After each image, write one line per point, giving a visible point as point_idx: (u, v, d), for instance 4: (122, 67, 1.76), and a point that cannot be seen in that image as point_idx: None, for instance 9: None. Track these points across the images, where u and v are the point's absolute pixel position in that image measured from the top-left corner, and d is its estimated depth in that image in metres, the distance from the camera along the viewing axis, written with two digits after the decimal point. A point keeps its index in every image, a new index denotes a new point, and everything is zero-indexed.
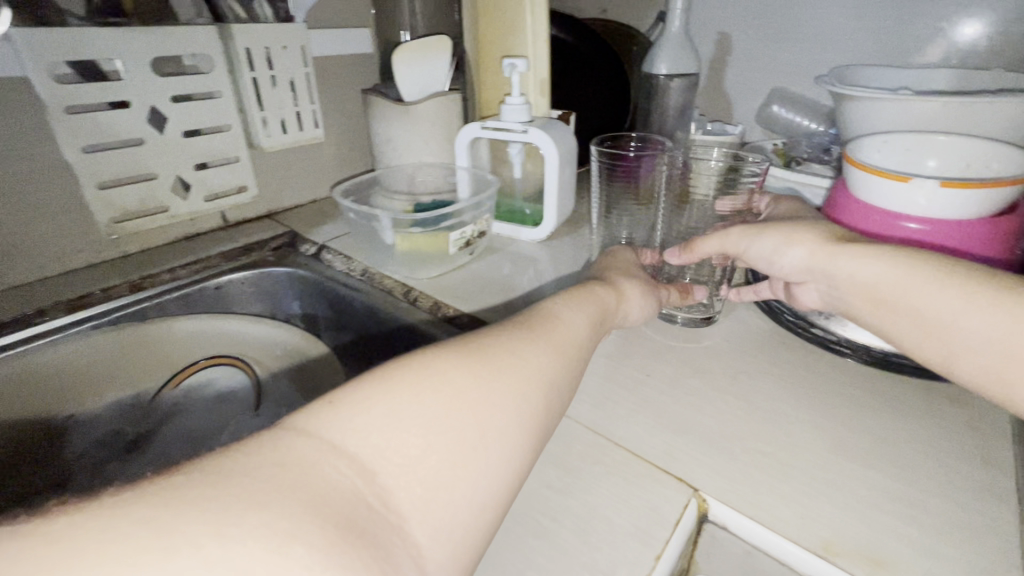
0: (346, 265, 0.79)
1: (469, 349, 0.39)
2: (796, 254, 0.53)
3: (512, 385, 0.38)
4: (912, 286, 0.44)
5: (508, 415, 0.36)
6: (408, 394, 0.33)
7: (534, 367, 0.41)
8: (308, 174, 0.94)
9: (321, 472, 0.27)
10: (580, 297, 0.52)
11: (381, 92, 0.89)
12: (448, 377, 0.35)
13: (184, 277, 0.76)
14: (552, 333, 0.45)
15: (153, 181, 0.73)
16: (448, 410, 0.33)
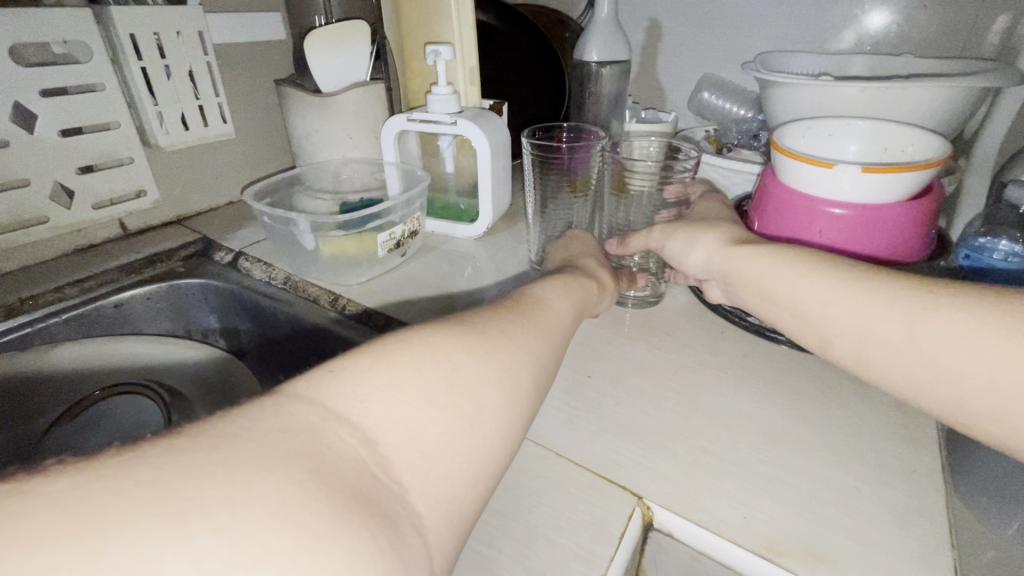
0: (266, 273, 0.73)
1: (466, 323, 0.37)
2: (698, 254, 0.56)
3: (511, 358, 0.36)
4: (787, 278, 0.46)
5: (509, 386, 0.34)
6: (409, 364, 0.31)
7: (529, 341, 0.39)
8: (219, 174, 0.86)
9: (329, 439, 0.26)
10: (567, 285, 0.52)
11: (296, 83, 0.82)
12: (448, 348, 0.33)
13: (73, 296, 0.67)
14: (539, 316, 0.43)
15: (24, 189, 0.64)
16: (448, 381, 0.31)
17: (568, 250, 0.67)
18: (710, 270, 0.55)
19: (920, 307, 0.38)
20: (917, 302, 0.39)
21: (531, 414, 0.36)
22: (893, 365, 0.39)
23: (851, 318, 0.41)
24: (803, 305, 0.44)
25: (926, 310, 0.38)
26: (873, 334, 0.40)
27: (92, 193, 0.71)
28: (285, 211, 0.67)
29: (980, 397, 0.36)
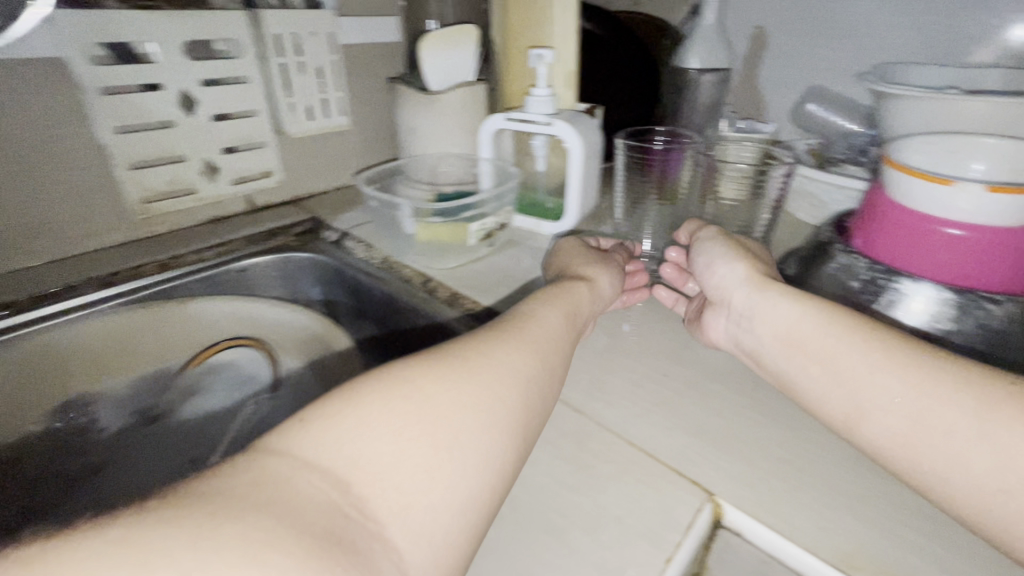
0: (367, 253, 0.80)
1: (444, 355, 0.39)
2: (733, 279, 0.53)
3: (486, 385, 0.38)
4: (817, 330, 0.45)
5: (484, 414, 0.36)
6: (379, 404, 0.33)
7: (508, 364, 0.41)
8: (334, 163, 0.95)
9: (299, 484, 0.28)
10: (560, 299, 0.52)
11: (407, 81, 0.89)
12: (421, 384, 0.36)
13: (209, 259, 0.77)
14: (524, 333, 0.45)
15: (181, 163, 0.75)
16: (419, 416, 0.34)
17: (559, 254, 0.66)
18: (739, 304, 0.52)
19: (945, 381, 0.38)
20: (945, 375, 0.38)
21: (519, 431, 0.38)
22: (920, 444, 0.38)
23: (883, 384, 0.40)
24: (836, 364, 0.43)
25: (954, 387, 0.38)
26: (902, 410, 0.39)
27: (231, 172, 0.81)
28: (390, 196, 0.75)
29: (1013, 488, 0.34)
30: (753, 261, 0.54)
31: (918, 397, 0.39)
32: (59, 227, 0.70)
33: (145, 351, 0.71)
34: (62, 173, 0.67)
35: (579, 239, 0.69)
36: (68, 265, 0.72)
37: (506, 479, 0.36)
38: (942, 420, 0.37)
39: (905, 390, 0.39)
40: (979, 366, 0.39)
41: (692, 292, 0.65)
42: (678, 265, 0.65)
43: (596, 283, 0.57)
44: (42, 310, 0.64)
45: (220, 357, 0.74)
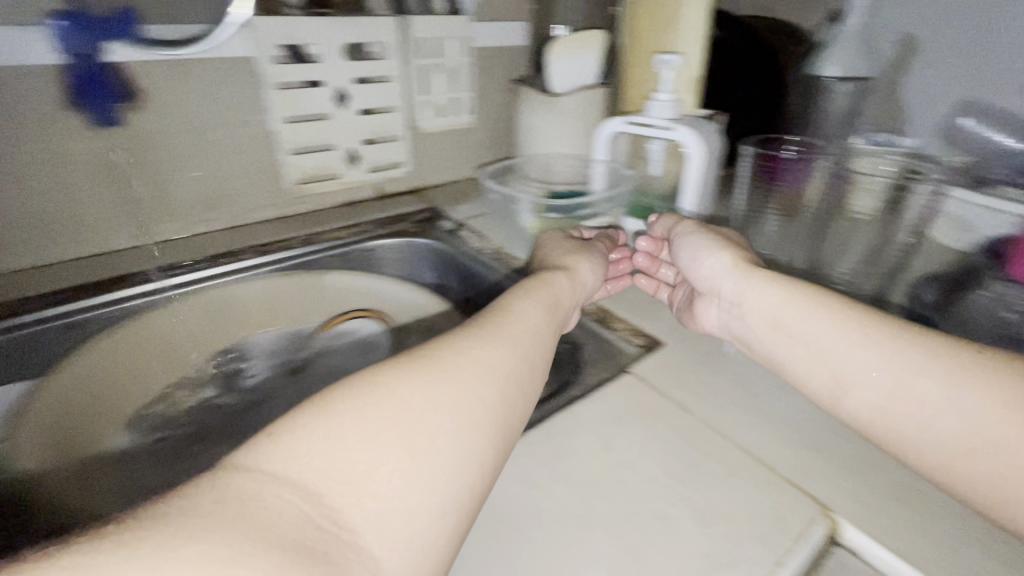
0: (480, 243, 0.85)
1: (419, 358, 0.39)
2: (720, 269, 0.58)
3: (462, 384, 0.38)
4: (800, 313, 0.51)
5: (461, 414, 0.36)
6: (352, 412, 0.33)
7: (486, 362, 0.40)
8: (456, 158, 1.02)
9: (267, 497, 0.28)
10: (535, 294, 0.52)
11: (531, 83, 0.93)
12: (394, 388, 0.35)
13: (344, 238, 0.87)
14: (501, 329, 0.45)
15: (329, 152, 0.85)
16: (393, 420, 0.34)
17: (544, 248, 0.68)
18: (732, 295, 0.56)
19: (914, 353, 0.44)
20: (914, 346, 0.44)
21: (499, 425, 0.38)
22: (907, 417, 0.43)
23: (861, 362, 0.46)
24: (820, 345, 0.48)
25: (922, 358, 0.43)
26: (883, 384, 0.44)
27: (368, 161, 0.90)
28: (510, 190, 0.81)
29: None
30: (737, 251, 0.59)
31: (891, 369, 0.44)
32: (231, 201, 0.83)
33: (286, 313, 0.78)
34: (238, 155, 0.80)
35: (557, 235, 0.71)
36: (234, 232, 0.84)
37: (485, 481, 0.36)
38: (918, 390, 0.43)
39: (882, 365, 0.45)
40: (950, 338, 0.44)
41: (665, 278, 0.70)
42: (649, 253, 0.71)
43: (574, 271, 0.59)
44: (180, 277, 0.74)
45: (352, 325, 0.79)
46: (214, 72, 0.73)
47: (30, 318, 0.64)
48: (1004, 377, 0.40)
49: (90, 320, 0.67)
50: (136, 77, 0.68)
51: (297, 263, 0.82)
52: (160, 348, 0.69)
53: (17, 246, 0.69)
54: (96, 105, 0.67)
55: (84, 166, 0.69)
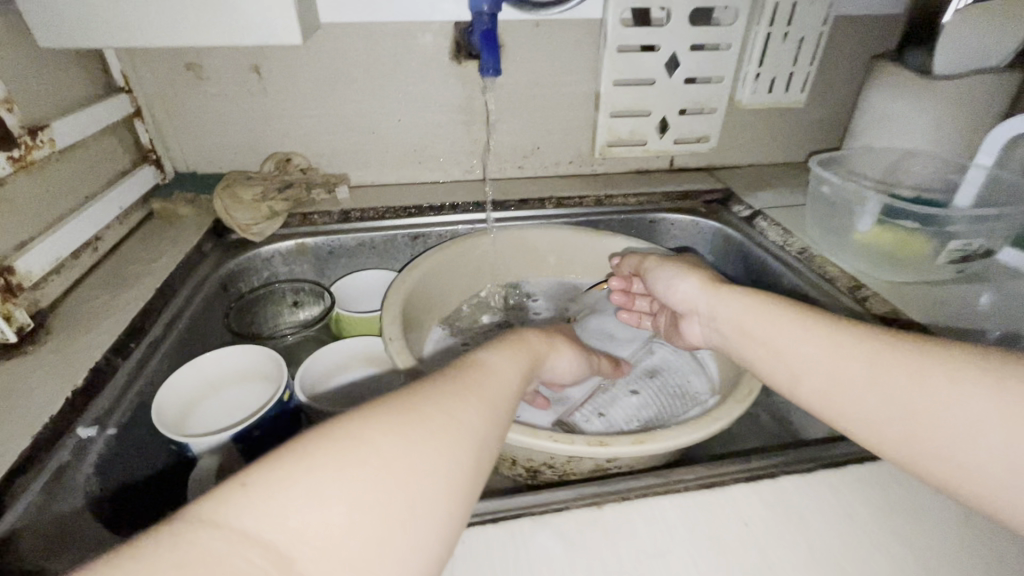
0: (782, 238, 0.76)
1: (404, 408, 0.34)
2: (689, 287, 0.57)
3: (445, 445, 0.33)
4: (759, 315, 0.48)
5: (440, 482, 0.32)
6: (330, 471, 0.29)
7: (469, 426, 0.36)
8: (763, 137, 0.94)
9: (232, 558, 0.24)
10: (511, 349, 0.47)
11: (898, 59, 0.77)
12: (377, 444, 0.31)
13: (632, 205, 0.88)
14: (485, 381, 0.40)
15: (643, 117, 0.85)
16: (371, 482, 0.29)
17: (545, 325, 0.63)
18: (698, 302, 0.56)
19: (836, 339, 0.42)
20: (834, 331, 0.43)
21: (473, 493, 0.34)
22: (839, 402, 0.40)
23: (804, 354, 0.43)
24: (785, 355, 0.44)
25: (884, 355, 0.39)
26: (815, 371, 0.42)
27: (678, 131, 0.88)
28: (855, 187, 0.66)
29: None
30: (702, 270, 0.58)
31: (821, 361, 0.42)
32: (544, 153, 0.91)
33: (568, 263, 0.81)
34: (561, 112, 0.87)
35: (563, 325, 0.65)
36: (537, 182, 0.93)
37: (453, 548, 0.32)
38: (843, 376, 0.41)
39: (818, 355, 0.42)
40: (796, 319, 0.45)
41: (643, 309, 0.70)
42: (623, 289, 0.70)
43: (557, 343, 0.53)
44: (471, 219, 0.84)
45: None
46: (564, 32, 0.79)
47: (394, 223, 0.82)
48: (928, 350, 0.38)
49: (429, 234, 0.83)
50: (507, 34, 0.78)
51: (584, 221, 0.86)
52: (471, 280, 0.77)
53: (394, 166, 0.89)
54: (492, 53, 0.73)
55: (450, 107, 0.84)
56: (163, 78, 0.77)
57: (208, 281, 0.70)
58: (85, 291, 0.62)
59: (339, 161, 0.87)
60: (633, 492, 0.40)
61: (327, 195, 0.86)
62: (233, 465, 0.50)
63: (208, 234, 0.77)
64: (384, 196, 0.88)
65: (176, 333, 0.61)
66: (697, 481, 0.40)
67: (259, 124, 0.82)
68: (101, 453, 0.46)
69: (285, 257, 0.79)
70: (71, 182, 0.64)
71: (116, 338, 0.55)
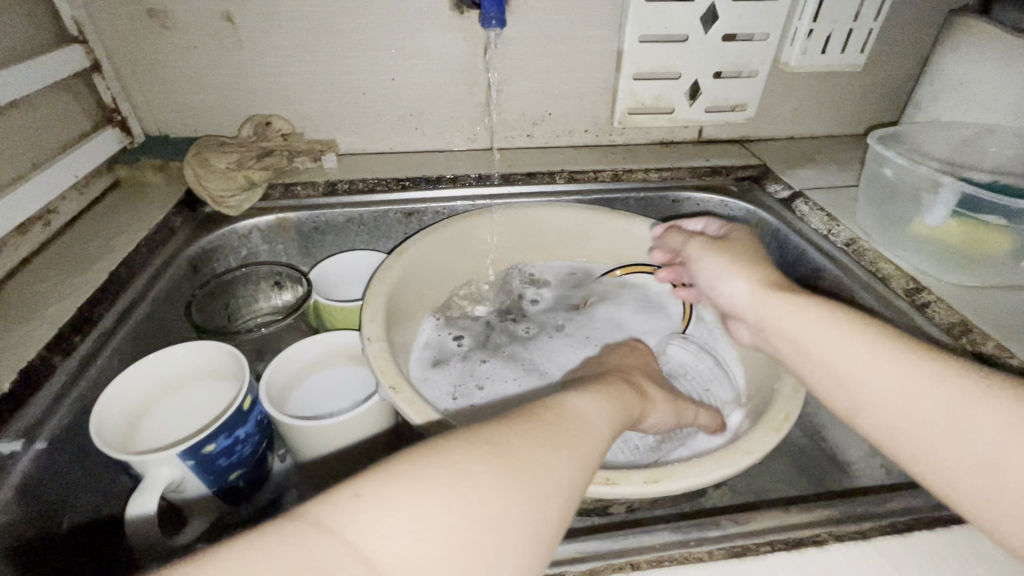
0: (826, 225, 0.66)
1: (511, 438, 0.30)
2: (737, 287, 0.46)
3: (548, 495, 0.28)
4: (820, 333, 0.39)
5: (535, 531, 0.27)
6: (434, 497, 0.25)
7: (575, 467, 0.30)
8: (806, 106, 0.83)
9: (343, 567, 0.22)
10: (619, 395, 0.40)
11: (981, 14, 0.65)
12: (483, 480, 0.27)
13: (653, 182, 0.77)
14: (590, 421, 0.34)
15: (672, 81, 0.74)
16: (472, 523, 0.25)
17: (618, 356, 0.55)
18: (745, 308, 0.45)
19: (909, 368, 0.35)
20: (921, 359, 0.35)
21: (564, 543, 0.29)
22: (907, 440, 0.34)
23: (874, 385, 0.36)
24: (846, 378, 0.37)
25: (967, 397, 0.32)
26: (882, 401, 0.35)
27: (711, 98, 0.76)
28: (927, 172, 0.56)
29: None
30: (758, 268, 0.46)
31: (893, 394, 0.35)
32: (556, 120, 0.81)
33: (578, 248, 0.72)
34: (578, 73, 0.76)
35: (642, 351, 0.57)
36: (547, 153, 0.82)
37: None
38: (916, 413, 0.34)
39: (898, 386, 0.35)
40: (863, 340, 0.37)
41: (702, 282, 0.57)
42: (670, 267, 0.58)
43: (647, 399, 0.44)
44: (470, 195, 0.75)
45: (642, 281, 0.69)
46: None
47: (385, 198, 0.74)
48: None
49: (425, 210, 0.75)
50: None
51: (598, 199, 0.76)
52: (468, 265, 0.68)
53: (388, 132, 0.79)
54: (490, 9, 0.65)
55: (451, 66, 0.74)
56: (123, 26, 0.67)
57: (173, 261, 0.63)
58: (32, 272, 0.56)
59: (327, 125, 0.78)
60: (646, 559, 0.33)
61: (312, 163, 0.77)
62: (184, 484, 0.44)
63: (179, 204, 0.69)
64: (376, 165, 0.79)
65: (131, 323, 0.54)
66: (725, 546, 0.33)
67: (235, 82, 0.72)
68: (27, 470, 0.40)
69: (265, 234, 0.71)
70: (12, 147, 0.56)
71: (56, 331, 0.48)
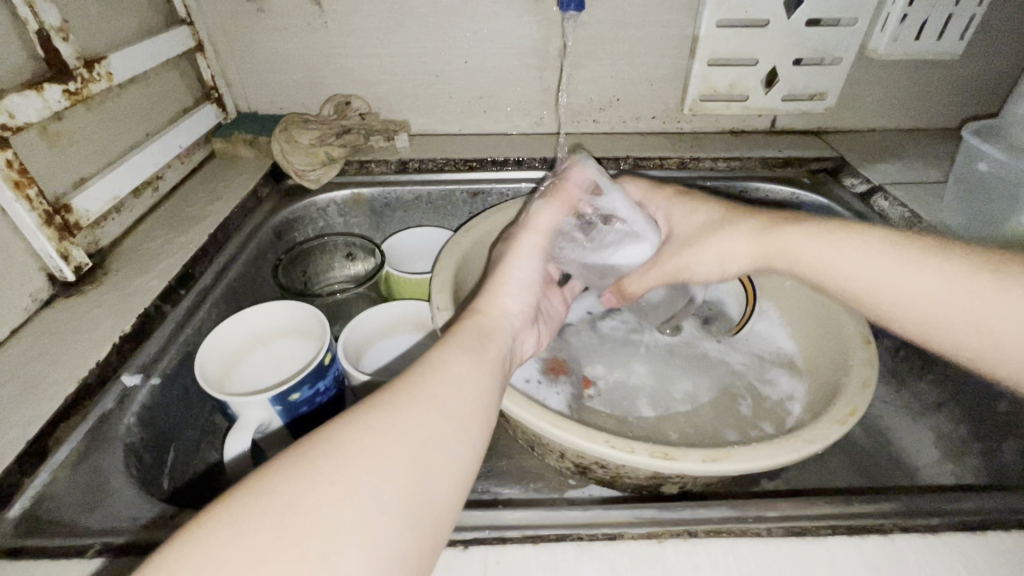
0: (907, 223, 0.63)
1: (315, 442, 0.27)
2: (734, 241, 0.45)
3: (372, 466, 0.26)
4: (843, 260, 0.40)
5: (380, 497, 0.25)
6: (224, 544, 0.22)
7: (412, 429, 0.28)
8: (891, 96, 0.79)
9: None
10: (466, 342, 0.36)
11: None
12: (285, 492, 0.24)
13: (720, 170, 0.76)
14: (423, 376, 0.32)
15: (749, 67, 0.72)
16: (281, 536, 0.23)
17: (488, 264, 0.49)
18: (749, 258, 0.45)
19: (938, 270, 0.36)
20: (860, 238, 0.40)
21: (425, 500, 0.27)
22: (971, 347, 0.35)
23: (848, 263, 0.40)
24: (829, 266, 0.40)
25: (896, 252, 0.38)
26: (870, 279, 0.38)
27: (789, 85, 0.74)
28: None
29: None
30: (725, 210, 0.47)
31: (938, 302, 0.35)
32: (624, 105, 0.81)
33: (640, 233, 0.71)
34: (650, 58, 0.75)
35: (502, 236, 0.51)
36: (612, 139, 0.83)
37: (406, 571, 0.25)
38: (911, 286, 0.37)
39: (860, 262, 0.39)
40: (881, 255, 0.38)
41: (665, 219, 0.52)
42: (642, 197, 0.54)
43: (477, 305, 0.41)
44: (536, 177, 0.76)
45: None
46: None
47: (453, 178, 0.77)
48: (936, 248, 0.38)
49: (489, 191, 0.77)
50: None
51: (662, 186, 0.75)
52: None
53: (458, 114, 0.82)
54: None
55: (524, 50, 0.75)
56: (225, 9, 0.73)
57: (262, 228, 0.68)
58: (143, 231, 0.62)
59: (401, 106, 0.81)
60: (703, 529, 0.34)
61: (385, 143, 0.80)
62: (272, 427, 0.49)
63: (266, 177, 0.74)
64: (445, 145, 0.82)
65: (227, 281, 0.59)
66: (784, 525, 0.34)
67: (320, 63, 0.77)
68: (145, 403, 0.46)
69: (341, 208, 0.76)
70: (131, 118, 0.63)
71: (165, 284, 0.54)
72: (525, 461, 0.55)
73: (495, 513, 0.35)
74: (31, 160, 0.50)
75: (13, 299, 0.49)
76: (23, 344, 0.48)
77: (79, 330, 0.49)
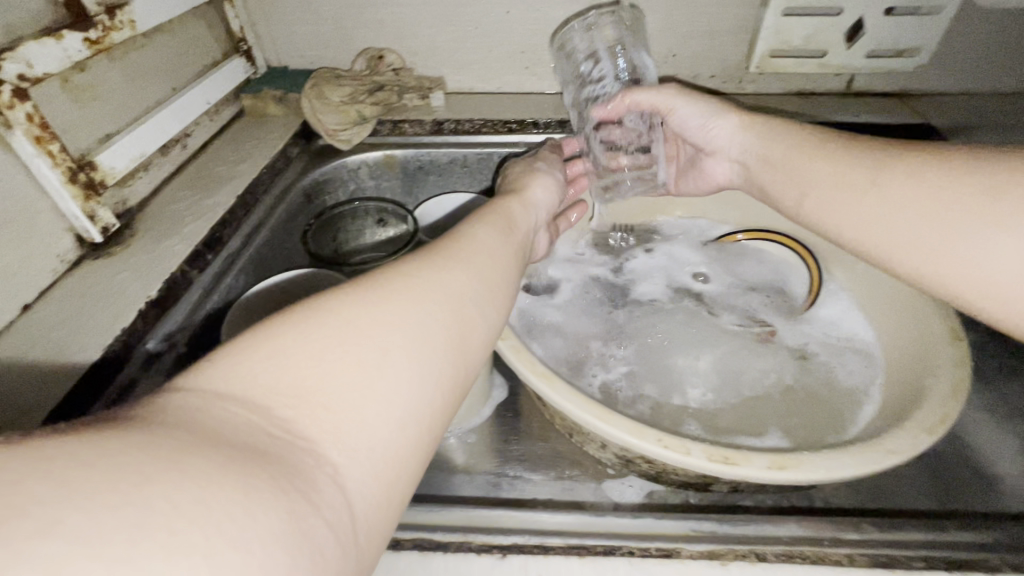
0: None
1: (389, 267, 0.25)
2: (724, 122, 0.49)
3: (440, 287, 0.24)
4: (802, 149, 0.41)
5: (435, 323, 0.23)
6: (306, 326, 0.20)
7: (455, 272, 0.26)
8: (996, 53, 0.68)
9: (209, 421, 0.17)
10: (494, 223, 0.34)
11: None
12: (362, 295, 0.22)
13: None
14: (474, 238, 0.30)
15: (831, 18, 0.63)
16: (360, 327, 0.21)
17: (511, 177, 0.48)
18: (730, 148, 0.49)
19: (894, 170, 0.35)
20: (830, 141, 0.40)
21: (482, 334, 0.25)
22: (896, 237, 0.34)
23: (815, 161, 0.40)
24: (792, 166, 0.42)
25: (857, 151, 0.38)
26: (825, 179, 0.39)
27: (876, 39, 0.65)
28: None
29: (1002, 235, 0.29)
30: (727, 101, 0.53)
31: (877, 193, 0.35)
32: (680, 62, 0.72)
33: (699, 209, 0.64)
34: (715, 6, 0.67)
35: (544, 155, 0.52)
36: None
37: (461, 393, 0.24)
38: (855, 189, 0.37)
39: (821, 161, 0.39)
40: (834, 147, 0.39)
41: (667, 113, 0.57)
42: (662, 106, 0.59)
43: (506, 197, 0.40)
44: None
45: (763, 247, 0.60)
46: None
47: (491, 141, 0.71)
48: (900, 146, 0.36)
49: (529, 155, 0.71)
50: None
51: None
52: None
53: (497, 71, 0.76)
54: None
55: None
56: None
57: (290, 191, 0.65)
58: (170, 191, 0.60)
59: (436, 61, 0.76)
60: (774, 552, 0.30)
61: (419, 101, 0.75)
62: None
63: (296, 136, 0.71)
64: (481, 104, 0.76)
65: (253, 248, 0.56)
66: (868, 553, 0.30)
67: (351, 13, 0.71)
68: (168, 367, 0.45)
69: (372, 170, 0.72)
70: (157, 69, 0.59)
71: (193, 248, 0.52)
72: (560, 446, 0.51)
73: (531, 516, 0.32)
74: (52, 114, 0.47)
75: (41, 260, 0.47)
76: (50, 307, 0.47)
77: (104, 294, 0.47)
